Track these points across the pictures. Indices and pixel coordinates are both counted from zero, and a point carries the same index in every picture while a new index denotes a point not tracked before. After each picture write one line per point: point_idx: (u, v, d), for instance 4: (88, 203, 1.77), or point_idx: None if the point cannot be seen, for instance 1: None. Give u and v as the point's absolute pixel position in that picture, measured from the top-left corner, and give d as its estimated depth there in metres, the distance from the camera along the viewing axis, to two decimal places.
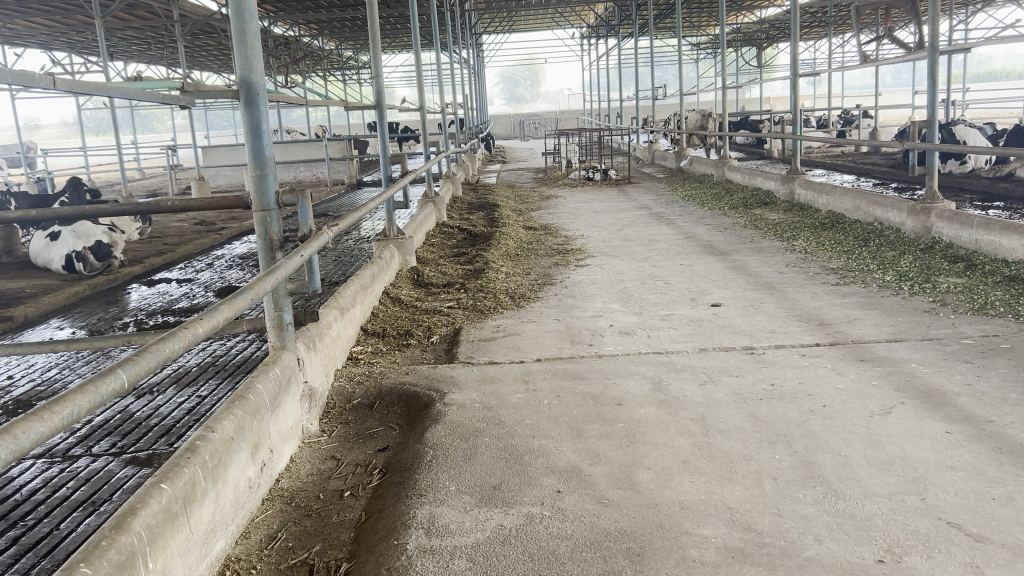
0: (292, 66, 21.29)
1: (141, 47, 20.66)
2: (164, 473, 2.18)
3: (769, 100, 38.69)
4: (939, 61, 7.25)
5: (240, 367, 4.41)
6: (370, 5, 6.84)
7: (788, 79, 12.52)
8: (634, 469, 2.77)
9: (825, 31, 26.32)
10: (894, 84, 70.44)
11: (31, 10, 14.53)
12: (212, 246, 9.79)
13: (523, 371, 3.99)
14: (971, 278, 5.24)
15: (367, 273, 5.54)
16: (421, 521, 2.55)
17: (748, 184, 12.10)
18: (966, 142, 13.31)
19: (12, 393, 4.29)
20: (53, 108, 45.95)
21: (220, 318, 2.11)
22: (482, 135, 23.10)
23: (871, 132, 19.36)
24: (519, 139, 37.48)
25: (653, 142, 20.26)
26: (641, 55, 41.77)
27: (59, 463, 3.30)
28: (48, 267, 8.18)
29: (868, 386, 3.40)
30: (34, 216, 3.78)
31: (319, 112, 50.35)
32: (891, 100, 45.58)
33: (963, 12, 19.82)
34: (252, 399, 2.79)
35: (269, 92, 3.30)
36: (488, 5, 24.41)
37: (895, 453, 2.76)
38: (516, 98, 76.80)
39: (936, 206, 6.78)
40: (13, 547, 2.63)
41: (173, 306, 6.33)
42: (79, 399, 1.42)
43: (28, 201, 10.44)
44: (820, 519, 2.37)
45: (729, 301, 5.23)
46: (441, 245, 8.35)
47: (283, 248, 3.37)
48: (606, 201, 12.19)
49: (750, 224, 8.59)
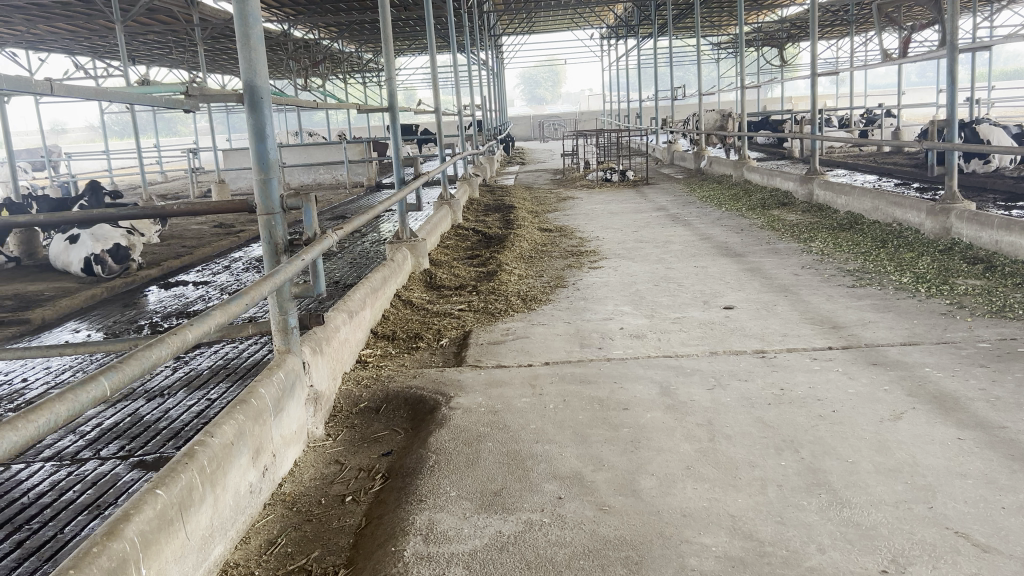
0: (312, 69, 21.44)
1: (163, 52, 20.92)
2: (160, 479, 2.18)
3: (790, 100, 38.37)
4: (958, 60, 7.12)
5: (251, 370, 4.43)
6: (382, 6, 6.80)
7: (808, 78, 12.34)
8: (637, 475, 2.74)
9: (848, 30, 26.01)
10: (919, 83, 69.53)
11: (54, 16, 14.76)
12: (229, 249, 9.85)
13: (530, 375, 3.96)
14: (991, 280, 5.14)
15: (378, 276, 5.53)
16: (420, 527, 2.53)
17: (767, 184, 11.99)
18: (990, 141, 13.08)
19: (25, 395, 4.32)
20: (80, 113, 46.73)
21: (212, 324, 2.11)
22: (501, 136, 23.11)
23: (894, 132, 19.09)
24: (539, 140, 37.41)
25: (672, 142, 20.14)
26: (661, 55, 41.55)
27: (67, 466, 3.33)
28: (67, 270, 8.28)
29: (879, 391, 3.34)
30: (44, 219, 3.80)
31: (339, 115, 50.68)
32: (915, 99, 44.86)
33: (988, 9, 19.50)
34: (254, 403, 2.79)
35: (274, 94, 3.29)
36: (506, 7, 24.44)
37: (904, 460, 2.70)
38: (537, 99, 76.74)
39: (955, 206, 6.66)
40: (16, 551, 2.64)
41: (189, 309, 6.38)
42: (57, 407, 1.43)
43: (49, 204, 10.60)
44: (823, 528, 2.32)
45: (742, 303, 5.16)
46: (455, 248, 8.33)
47: (288, 252, 3.37)
48: (624, 202, 12.11)
49: (767, 225, 8.48)
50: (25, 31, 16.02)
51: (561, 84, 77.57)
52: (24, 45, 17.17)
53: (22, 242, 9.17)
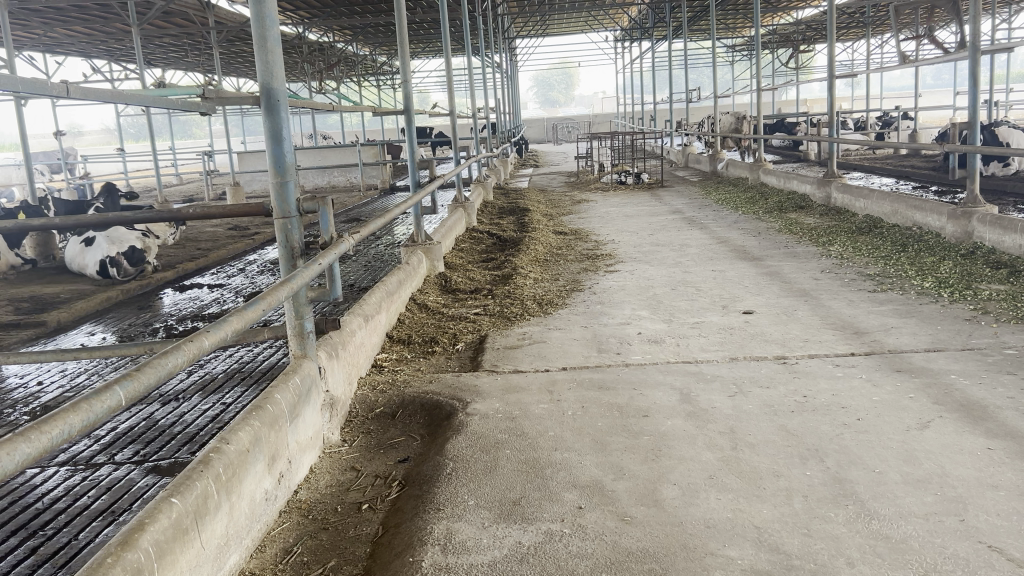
0: (326, 72, 21.44)
1: (179, 55, 21.07)
2: (175, 487, 2.15)
3: (805, 102, 38.04)
4: (980, 62, 7.00)
5: (266, 374, 4.40)
6: (397, 6, 6.71)
7: (826, 79, 12.15)
8: (658, 485, 2.69)
9: (865, 31, 25.72)
10: (935, 84, 68.92)
11: (71, 19, 14.89)
12: (244, 251, 9.87)
13: (548, 380, 3.91)
14: (1016, 285, 5.04)
15: (394, 280, 5.50)
16: (438, 537, 2.49)
17: (784, 188, 11.86)
18: (1010, 143, 12.89)
19: (40, 399, 4.32)
20: (96, 115, 47.16)
21: (228, 330, 2.08)
22: (515, 138, 23.01)
23: (912, 135, 18.81)
24: (552, 143, 37.38)
25: (686, 145, 20.00)
26: (675, 57, 41.41)
27: (81, 471, 3.32)
28: (83, 272, 8.34)
29: (905, 399, 3.26)
30: (60, 223, 3.78)
31: (352, 119, 50.84)
32: (930, 102, 44.39)
33: (1007, 10, 19.23)
34: (270, 409, 2.76)
35: (291, 98, 3.28)
36: (520, 10, 24.43)
37: (933, 470, 2.63)
38: (550, 102, 76.39)
39: (977, 210, 6.55)
40: (30, 558, 2.62)
41: (204, 312, 6.38)
42: (72, 417, 1.40)
43: (66, 206, 10.66)
44: (852, 540, 2.25)
45: (761, 307, 5.10)
46: (470, 251, 8.31)
47: (305, 256, 3.33)
48: (640, 205, 12.03)
49: (784, 228, 8.40)
50: (43, 35, 16.17)
51: (573, 86, 77.35)
52: (42, 48, 17.37)
53: (39, 245, 9.31)
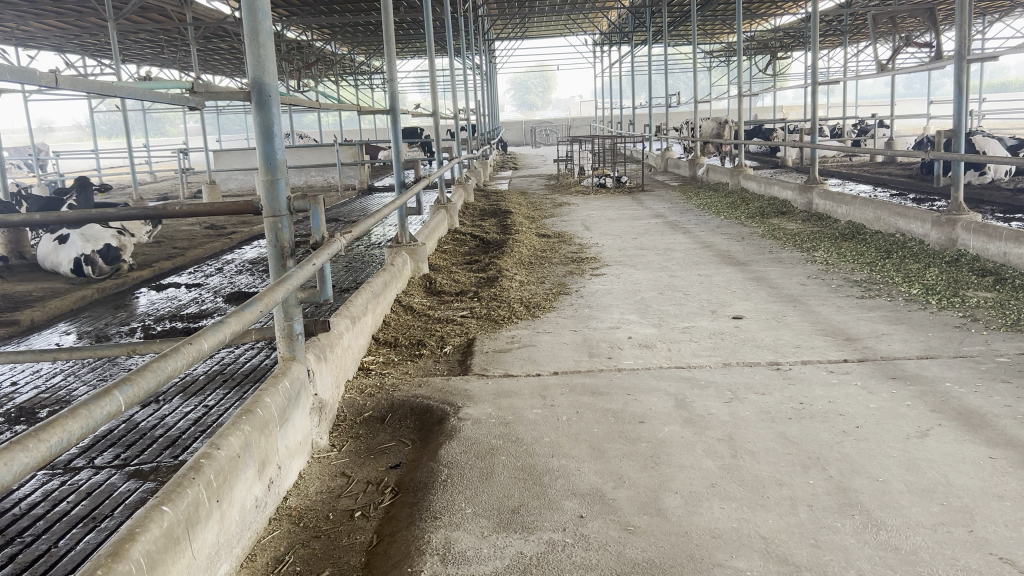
0: (304, 70, 21.14)
1: (154, 50, 20.69)
2: (166, 494, 2.05)
3: (781, 108, 38.48)
4: (966, 70, 7.05)
5: (249, 377, 4.29)
6: (383, 3, 6.57)
7: (809, 84, 12.18)
8: (660, 493, 2.63)
9: (842, 38, 25.96)
10: (909, 93, 69.97)
11: (44, 12, 14.52)
12: (222, 251, 9.70)
13: (539, 385, 3.84)
14: (1002, 293, 5.08)
15: (379, 281, 5.39)
16: (437, 547, 2.42)
17: (765, 194, 11.93)
18: (986, 152, 13.06)
19: (14, 400, 4.18)
20: (65, 110, 46.23)
21: (228, 331, 2.00)
22: (494, 141, 22.94)
23: (888, 142, 19.03)
24: (531, 144, 37.37)
25: (665, 150, 20.11)
26: (654, 63, 41.73)
27: (60, 476, 3.19)
28: (56, 270, 8.11)
29: (901, 407, 3.25)
30: (38, 218, 3.57)
31: (330, 118, 50.32)
32: (904, 109, 44.85)
33: (984, 20, 19.43)
34: (261, 414, 2.67)
35: (282, 94, 3.18)
36: (501, 11, 24.40)
37: (937, 479, 2.61)
38: (527, 105, 76.45)
39: (961, 217, 6.59)
40: (9, 565, 2.51)
41: (182, 312, 6.23)
42: (71, 425, 1.31)
43: (38, 203, 10.39)
44: (861, 552, 2.22)
45: (751, 313, 5.08)
46: (454, 252, 8.21)
47: (295, 256, 3.22)
48: (623, 208, 12.08)
49: (768, 233, 8.44)
50: (15, 28, 15.80)
51: (551, 90, 77.63)
52: (14, 42, 16.92)
53: (10, 242, 9.04)
